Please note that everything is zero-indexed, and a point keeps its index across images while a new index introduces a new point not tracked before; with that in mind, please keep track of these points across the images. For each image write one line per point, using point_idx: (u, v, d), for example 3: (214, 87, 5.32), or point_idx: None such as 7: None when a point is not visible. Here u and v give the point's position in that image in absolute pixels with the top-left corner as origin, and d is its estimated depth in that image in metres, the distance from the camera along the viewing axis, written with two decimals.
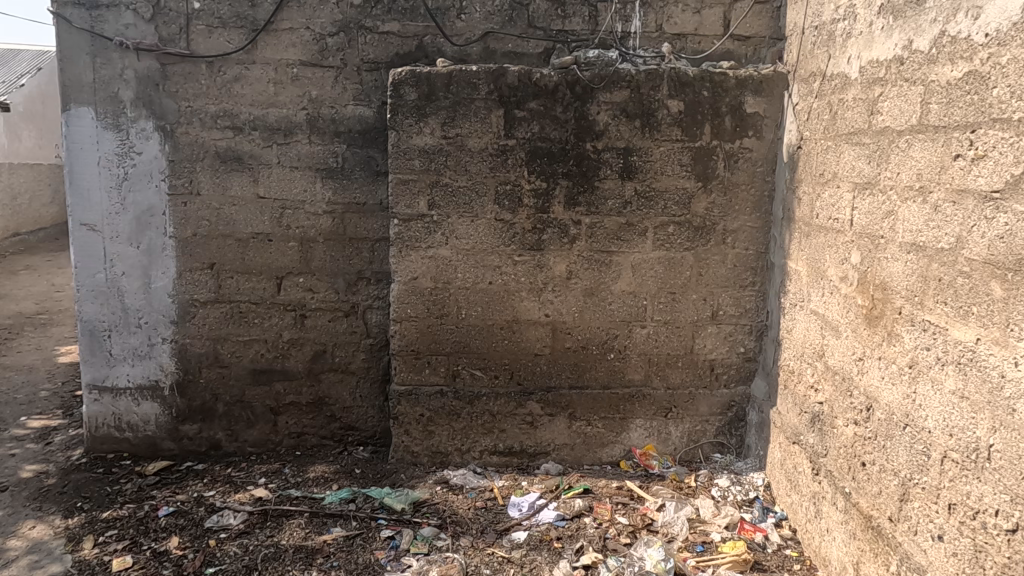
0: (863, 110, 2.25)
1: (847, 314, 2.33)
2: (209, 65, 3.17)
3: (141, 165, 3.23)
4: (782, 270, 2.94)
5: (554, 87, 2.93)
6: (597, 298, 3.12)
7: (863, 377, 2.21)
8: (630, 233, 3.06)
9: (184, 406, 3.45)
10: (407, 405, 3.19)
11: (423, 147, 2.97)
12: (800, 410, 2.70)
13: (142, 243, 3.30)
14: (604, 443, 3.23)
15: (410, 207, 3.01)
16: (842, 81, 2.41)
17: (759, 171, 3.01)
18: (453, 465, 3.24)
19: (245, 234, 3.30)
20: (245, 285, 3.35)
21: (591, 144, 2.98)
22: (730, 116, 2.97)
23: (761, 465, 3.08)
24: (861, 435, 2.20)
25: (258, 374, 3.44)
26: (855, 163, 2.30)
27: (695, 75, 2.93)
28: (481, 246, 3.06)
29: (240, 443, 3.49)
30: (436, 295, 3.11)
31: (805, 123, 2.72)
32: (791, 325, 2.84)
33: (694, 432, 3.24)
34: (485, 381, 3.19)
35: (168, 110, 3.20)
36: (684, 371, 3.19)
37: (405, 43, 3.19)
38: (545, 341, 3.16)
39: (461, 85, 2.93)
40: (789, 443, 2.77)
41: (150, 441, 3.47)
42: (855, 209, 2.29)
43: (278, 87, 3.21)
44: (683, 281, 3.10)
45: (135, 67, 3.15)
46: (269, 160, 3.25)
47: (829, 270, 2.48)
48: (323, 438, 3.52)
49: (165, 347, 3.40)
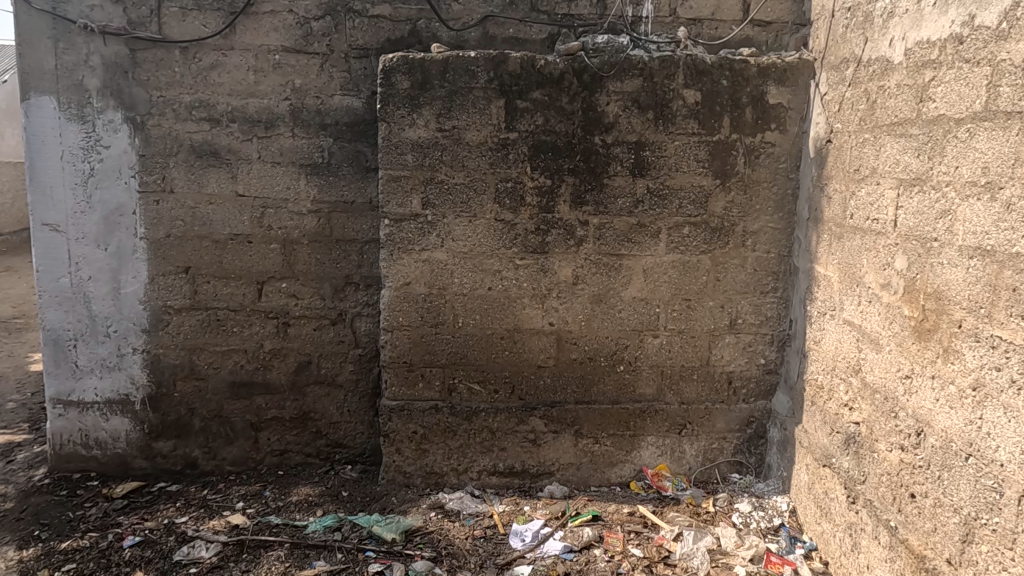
0: (910, 98, 2.00)
1: (891, 326, 2.09)
2: (183, 51, 2.90)
3: (108, 159, 2.96)
4: (808, 275, 2.69)
5: (560, 75, 2.68)
6: (606, 305, 2.87)
7: (911, 397, 1.96)
8: (642, 235, 2.80)
9: (157, 422, 3.19)
10: (399, 422, 2.93)
11: (417, 141, 2.71)
12: (831, 430, 2.46)
13: (111, 245, 3.03)
14: (613, 463, 2.98)
15: (402, 206, 2.76)
16: (882, 66, 2.16)
17: (782, 167, 2.77)
18: (449, 486, 2.98)
19: (224, 235, 3.04)
20: (223, 290, 3.08)
21: (600, 138, 2.72)
22: (751, 108, 2.72)
23: (785, 487, 2.83)
24: (909, 463, 1.96)
25: (237, 387, 3.17)
26: (900, 156, 2.05)
27: (713, 62, 2.68)
28: (479, 248, 2.81)
29: (218, 462, 3.22)
30: (431, 302, 2.85)
31: (836, 115, 2.47)
32: (820, 336, 2.59)
33: (710, 451, 2.99)
34: (484, 396, 2.94)
35: (139, 99, 2.93)
36: (700, 385, 2.94)
37: (397, 28, 2.94)
38: (549, 352, 2.90)
39: (458, 73, 2.67)
40: (818, 466, 2.53)
41: (120, 460, 3.20)
42: (900, 208, 2.04)
43: (259, 76, 2.95)
44: (699, 287, 2.85)
45: (101, 53, 2.89)
46: (249, 155, 2.99)
47: (867, 277, 2.24)
48: (308, 457, 3.25)
49: (136, 358, 3.13)
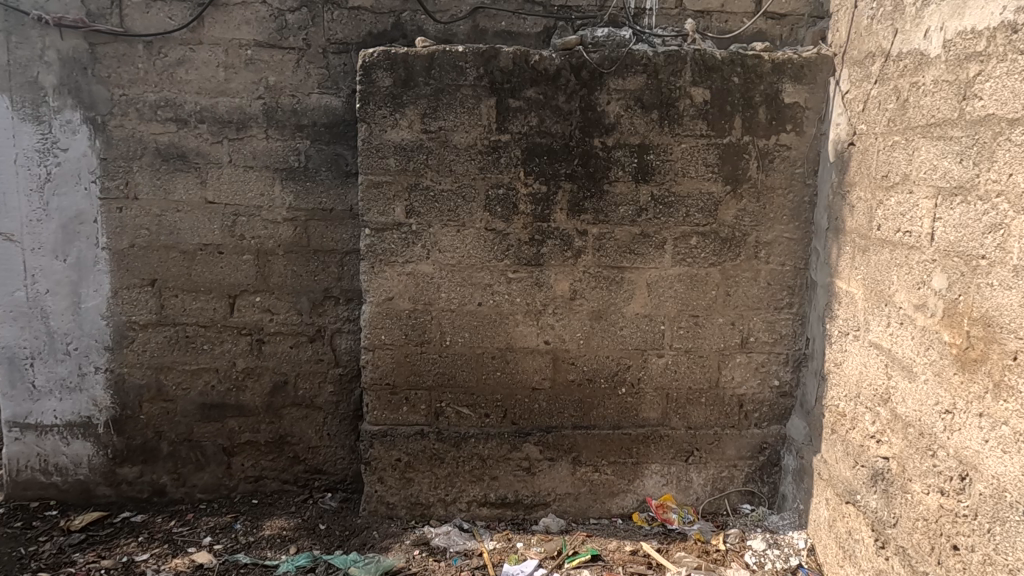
0: (950, 95, 1.79)
1: (926, 352, 1.86)
2: (147, 46, 2.68)
3: (66, 163, 2.73)
4: (827, 290, 2.46)
5: (556, 72, 2.45)
6: (606, 322, 2.63)
7: (953, 435, 1.75)
8: (645, 246, 2.57)
9: (122, 446, 2.95)
10: (381, 449, 2.70)
11: (400, 144, 2.48)
12: (855, 463, 2.23)
13: (70, 256, 2.79)
14: (614, 493, 2.75)
15: (384, 214, 2.52)
16: (915, 60, 1.94)
17: (798, 172, 2.53)
18: (436, 518, 2.75)
19: (192, 245, 2.81)
20: (192, 305, 2.85)
21: (599, 140, 2.49)
22: (765, 107, 2.48)
23: (801, 521, 2.60)
24: (951, 511, 1.76)
25: (208, 409, 2.94)
26: (938, 162, 1.83)
27: (723, 58, 2.45)
28: (469, 260, 2.57)
29: (188, 489, 2.99)
30: (415, 319, 2.62)
31: (860, 115, 2.24)
32: (841, 358, 2.35)
33: (720, 479, 2.75)
34: (474, 420, 2.70)
35: (99, 98, 2.70)
36: (708, 409, 2.70)
37: (380, 21, 2.71)
38: (544, 373, 2.67)
39: (445, 69, 2.44)
40: (840, 503, 2.31)
41: (82, 487, 2.97)
42: (937, 221, 1.82)
43: (230, 72, 2.71)
44: (708, 302, 2.61)
45: (57, 48, 2.65)
46: (219, 159, 2.76)
47: (897, 295, 2.01)
48: (285, 483, 3.02)
49: (98, 378, 2.89)
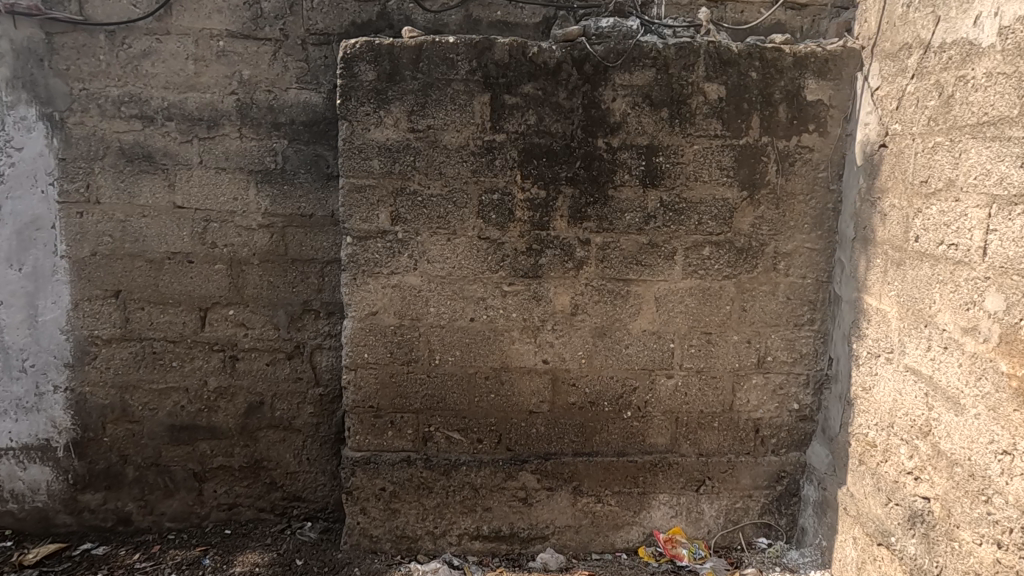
0: (1008, 90, 1.58)
1: (977, 383, 1.65)
2: (109, 36, 2.45)
3: (21, 164, 2.50)
4: (853, 307, 2.22)
5: (556, 66, 2.22)
6: (610, 339, 2.40)
7: (1013, 481, 1.54)
8: (654, 256, 2.34)
9: (83, 471, 2.71)
10: (363, 477, 2.46)
11: (385, 144, 2.25)
12: (888, 501, 2.01)
13: (26, 264, 2.56)
14: (618, 525, 2.52)
15: (367, 221, 2.29)
16: (963, 51, 1.72)
17: (821, 176, 2.30)
18: (424, 553, 2.52)
19: (159, 253, 2.57)
20: (160, 318, 2.62)
21: (604, 141, 2.27)
22: (786, 105, 2.25)
23: (824, 559, 2.39)
24: (1010, 567, 1.56)
25: (177, 432, 2.71)
26: (992, 166, 1.62)
27: (740, 51, 2.22)
28: (460, 271, 2.34)
29: (156, 517, 2.76)
30: (402, 335, 2.39)
31: (893, 113, 2.01)
32: (870, 383, 2.12)
33: (734, 511, 2.52)
34: (466, 446, 2.47)
35: (57, 93, 2.46)
36: (722, 434, 2.47)
37: (364, 10, 2.48)
38: (543, 395, 2.44)
39: (434, 62, 2.21)
40: (871, 544, 2.09)
41: (40, 515, 2.73)
42: (992, 233, 1.61)
43: (200, 65, 2.48)
44: (722, 318, 2.38)
45: (10, 37, 2.42)
46: (189, 159, 2.53)
47: (940, 316, 1.79)
48: (261, 512, 2.79)
49: (57, 397, 2.65)
